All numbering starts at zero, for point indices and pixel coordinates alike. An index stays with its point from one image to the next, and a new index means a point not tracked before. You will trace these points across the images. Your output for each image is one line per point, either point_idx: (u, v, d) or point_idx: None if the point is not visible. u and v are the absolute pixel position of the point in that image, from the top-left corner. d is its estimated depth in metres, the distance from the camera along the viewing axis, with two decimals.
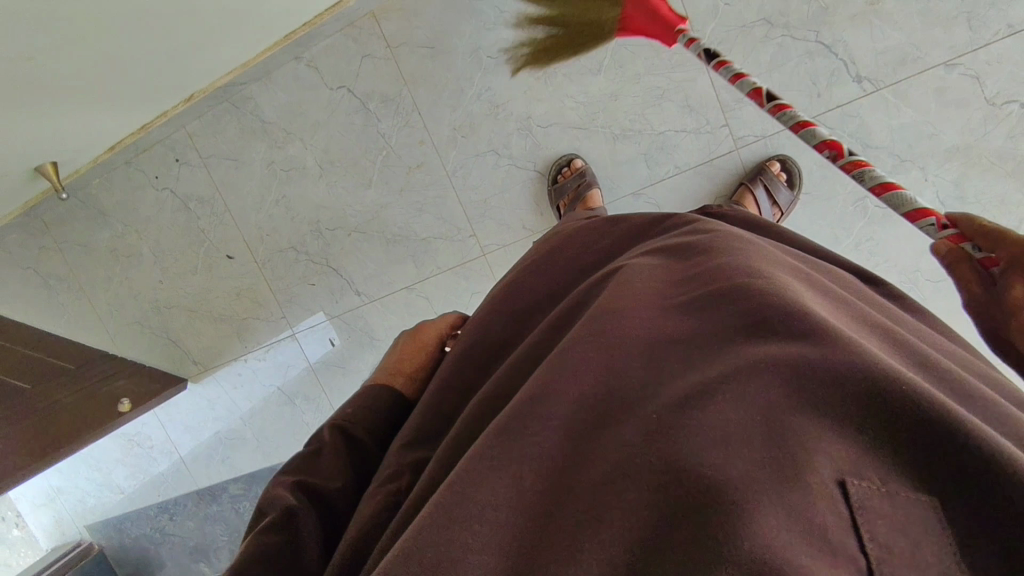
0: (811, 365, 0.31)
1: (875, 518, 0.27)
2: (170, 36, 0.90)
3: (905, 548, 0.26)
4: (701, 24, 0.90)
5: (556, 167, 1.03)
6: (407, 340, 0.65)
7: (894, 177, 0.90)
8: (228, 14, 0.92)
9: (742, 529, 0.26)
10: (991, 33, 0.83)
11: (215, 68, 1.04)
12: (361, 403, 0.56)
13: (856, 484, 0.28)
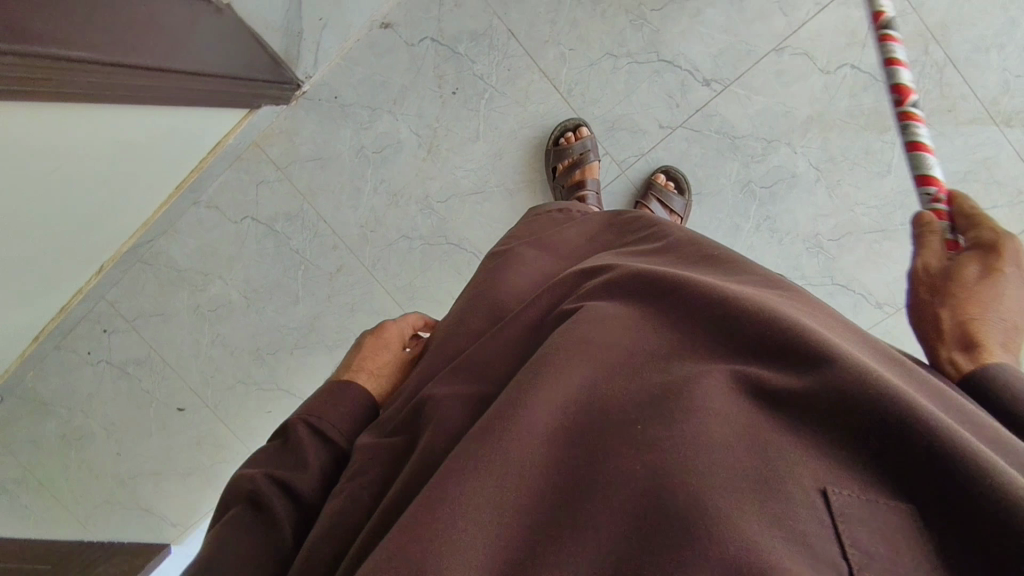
0: (805, 383, 0.34)
1: (855, 523, 0.30)
2: (75, 234, 0.92)
3: (885, 551, 0.28)
4: (555, 72, 0.99)
5: (562, 128, 0.98)
6: (368, 339, 0.66)
7: (768, 157, 0.97)
8: (126, 197, 0.95)
9: (728, 544, 0.29)
10: (806, 12, 0.91)
11: (119, 238, 1.05)
12: (326, 394, 0.57)
13: (839, 492, 0.31)
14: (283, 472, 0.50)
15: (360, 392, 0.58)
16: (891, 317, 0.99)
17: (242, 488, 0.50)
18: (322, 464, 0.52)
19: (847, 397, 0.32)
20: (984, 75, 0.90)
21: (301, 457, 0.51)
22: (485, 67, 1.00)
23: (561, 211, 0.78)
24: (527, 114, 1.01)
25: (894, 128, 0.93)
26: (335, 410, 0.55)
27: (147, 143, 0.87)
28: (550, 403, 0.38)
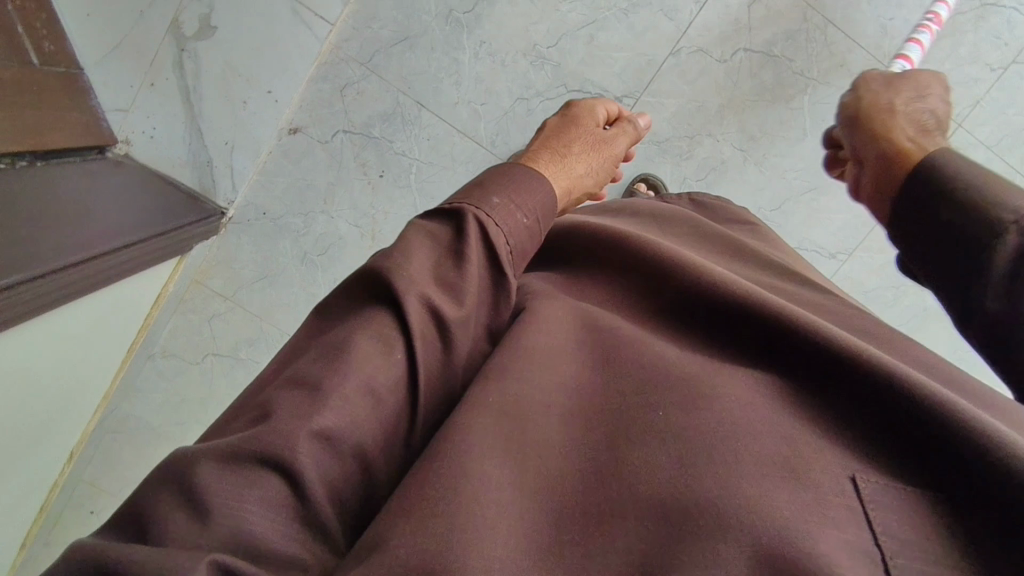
0: (853, 373, 0.38)
1: (884, 510, 0.33)
2: (44, 442, 0.85)
3: (911, 538, 0.32)
4: (473, 128, 0.99)
5: None
6: (557, 121, 0.70)
7: (695, 153, 1.01)
8: (82, 384, 0.89)
9: (750, 520, 0.32)
10: (688, 11, 0.95)
11: (85, 421, 0.98)
12: (519, 169, 0.55)
13: (867, 479, 0.34)
14: (439, 301, 0.43)
15: (545, 189, 0.54)
16: (845, 262, 1.05)
17: (382, 280, 0.43)
18: (479, 295, 0.46)
19: (865, 397, 0.37)
20: (862, 25, 0.95)
21: (466, 280, 0.45)
22: (403, 143, 0.99)
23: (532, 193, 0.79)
24: (457, 176, 1.00)
25: (798, 95, 0.98)
26: (511, 218, 0.49)
27: (91, 327, 0.82)
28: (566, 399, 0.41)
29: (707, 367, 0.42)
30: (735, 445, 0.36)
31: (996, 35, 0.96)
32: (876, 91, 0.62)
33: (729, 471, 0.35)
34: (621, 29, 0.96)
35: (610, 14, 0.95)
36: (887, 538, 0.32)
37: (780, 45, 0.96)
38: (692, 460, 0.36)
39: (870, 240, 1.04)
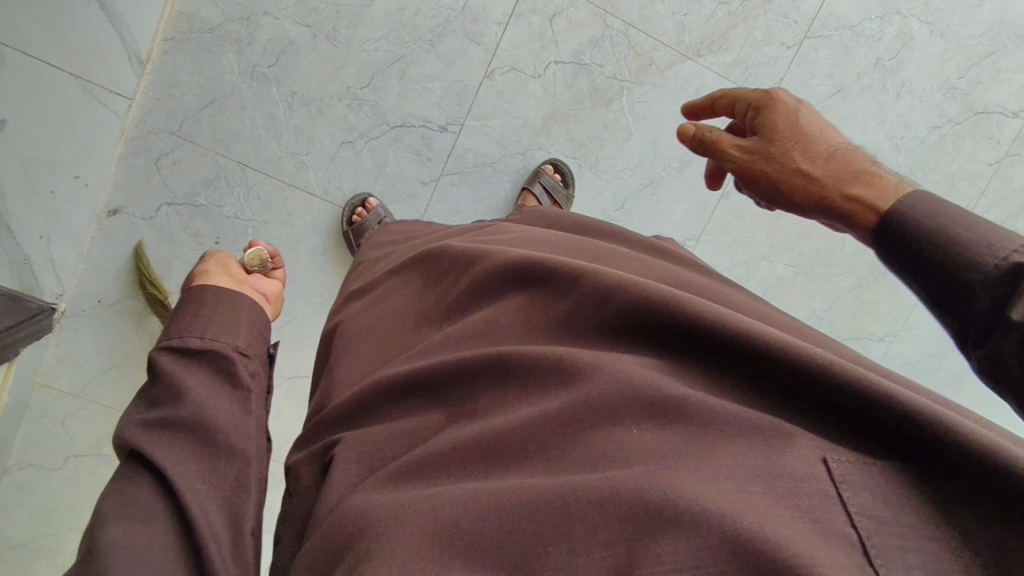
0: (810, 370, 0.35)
1: (856, 487, 0.31)
2: None
3: (886, 516, 0.30)
4: (303, 180, 0.98)
5: (349, 207, 0.98)
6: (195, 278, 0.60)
7: (529, 167, 1.02)
8: None
9: (725, 507, 0.30)
10: (492, 34, 0.96)
11: None
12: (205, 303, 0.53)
13: (836, 458, 0.33)
14: (160, 413, 0.44)
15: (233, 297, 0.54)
16: (695, 247, 1.09)
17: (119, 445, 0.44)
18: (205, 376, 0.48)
19: (836, 394, 0.34)
20: (660, 23, 0.99)
21: (175, 383, 0.46)
22: (234, 206, 0.97)
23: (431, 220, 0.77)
24: (297, 228, 0.99)
25: (615, 98, 1.01)
26: (202, 326, 0.50)
27: None
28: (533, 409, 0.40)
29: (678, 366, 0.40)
30: (716, 442, 0.35)
31: (785, 15, 1.01)
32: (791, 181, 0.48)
33: (701, 466, 0.33)
34: (431, 60, 0.96)
35: (417, 46, 0.95)
36: (861, 516, 0.30)
37: (588, 53, 0.99)
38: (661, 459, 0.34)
39: (712, 223, 1.09)
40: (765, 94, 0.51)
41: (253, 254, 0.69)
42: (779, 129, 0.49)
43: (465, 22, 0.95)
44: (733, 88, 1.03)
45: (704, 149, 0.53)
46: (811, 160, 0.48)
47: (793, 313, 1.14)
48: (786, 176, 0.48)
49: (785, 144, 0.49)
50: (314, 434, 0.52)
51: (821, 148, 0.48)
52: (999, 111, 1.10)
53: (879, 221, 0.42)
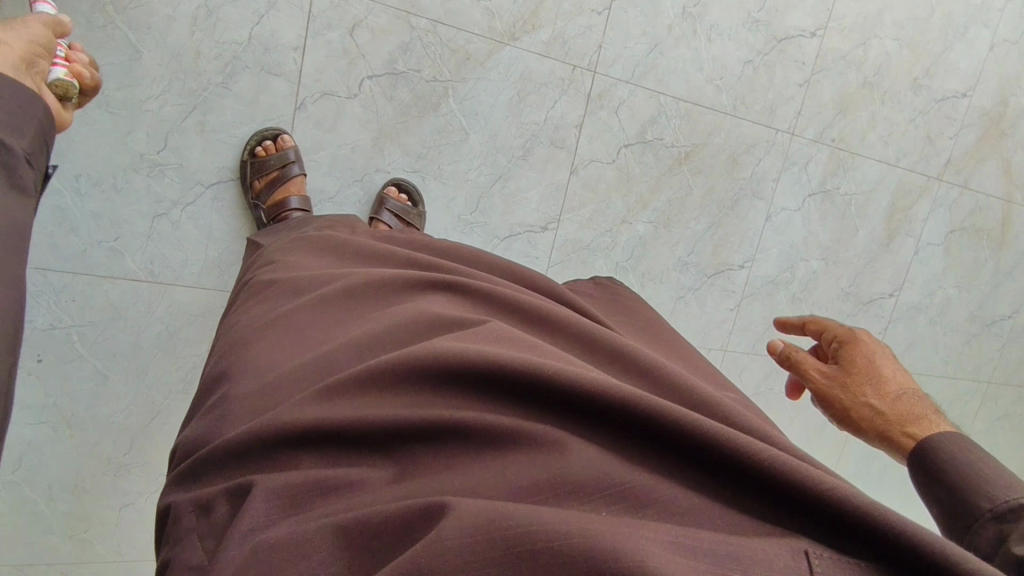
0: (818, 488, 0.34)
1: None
2: None
3: None
4: (121, 267, 0.86)
5: (259, 137, 0.88)
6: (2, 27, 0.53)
7: (372, 192, 0.97)
8: None
9: None
10: (291, 62, 0.87)
11: None
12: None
13: (818, 553, 0.33)
14: None
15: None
16: (558, 229, 1.10)
17: None
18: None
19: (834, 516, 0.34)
20: (467, 14, 0.94)
21: None
22: (46, 317, 0.84)
23: (336, 241, 0.70)
24: (130, 320, 0.88)
25: (442, 101, 0.96)
26: None
27: None
28: (495, 480, 0.37)
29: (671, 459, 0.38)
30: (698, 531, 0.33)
31: None
32: (853, 406, 0.62)
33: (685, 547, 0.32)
34: (229, 105, 0.86)
35: (209, 93, 0.85)
36: None
37: (401, 60, 0.92)
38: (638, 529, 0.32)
39: (569, 201, 1.09)
40: (850, 329, 0.67)
41: (59, 82, 0.59)
42: (857, 363, 0.64)
43: (256, 54, 0.85)
44: (556, 65, 1.01)
45: (789, 365, 0.67)
46: (882, 399, 0.61)
47: (661, 264, 1.19)
48: (857, 408, 0.61)
49: (858, 377, 0.63)
50: (204, 470, 0.45)
51: (889, 388, 0.62)
52: (800, 34, 1.16)
53: (920, 457, 0.56)
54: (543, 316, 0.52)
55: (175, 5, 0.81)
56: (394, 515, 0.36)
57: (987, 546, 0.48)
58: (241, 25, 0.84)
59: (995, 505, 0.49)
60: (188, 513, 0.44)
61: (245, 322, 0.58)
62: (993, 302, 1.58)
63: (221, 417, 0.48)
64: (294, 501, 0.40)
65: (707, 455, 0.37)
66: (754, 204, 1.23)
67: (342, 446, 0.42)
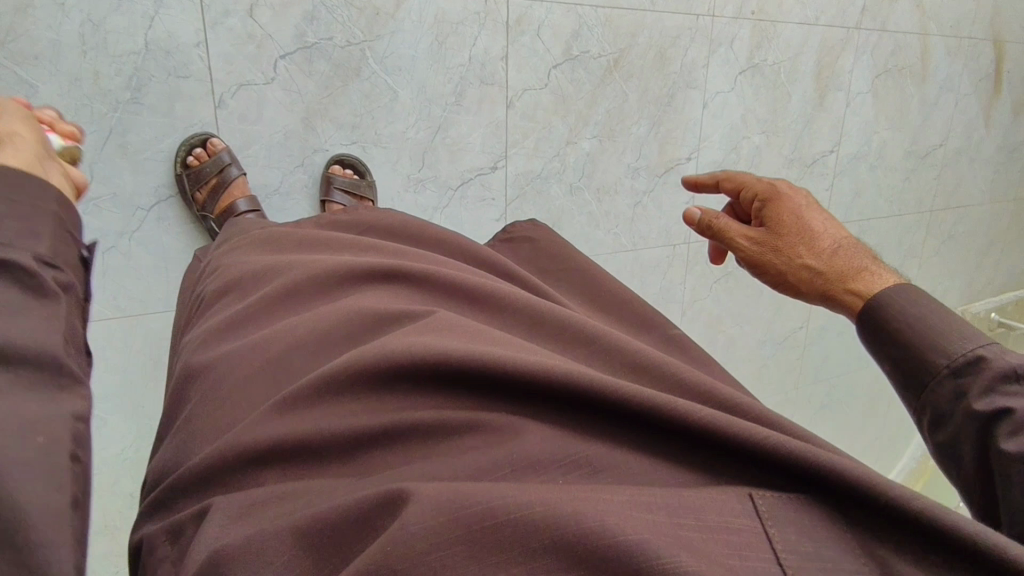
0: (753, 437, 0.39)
1: (777, 519, 0.37)
2: None
3: (806, 544, 0.36)
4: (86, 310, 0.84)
5: (186, 146, 0.85)
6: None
7: (316, 175, 0.95)
8: None
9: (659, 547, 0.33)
10: (197, 60, 0.83)
11: None
12: None
13: (759, 495, 0.39)
14: None
15: None
16: (507, 166, 1.10)
17: None
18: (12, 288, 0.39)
19: (765, 459, 0.40)
20: None
21: None
22: None
23: (272, 234, 0.68)
24: (112, 358, 0.87)
25: (362, 64, 0.93)
26: None
27: None
28: (460, 468, 0.40)
29: (618, 427, 0.43)
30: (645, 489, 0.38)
31: None
32: (788, 267, 0.69)
33: (636, 504, 0.36)
34: (145, 120, 0.82)
35: (120, 112, 0.80)
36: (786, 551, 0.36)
37: (310, 31, 0.88)
38: (593, 496, 0.36)
39: (512, 136, 1.08)
40: (770, 188, 0.73)
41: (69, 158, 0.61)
42: (784, 222, 0.70)
43: (158, 60, 0.80)
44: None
45: (717, 234, 0.75)
46: (817, 256, 0.68)
47: (614, 175, 1.21)
48: (792, 268, 0.69)
49: (788, 236, 0.70)
50: (175, 496, 0.46)
51: (821, 243, 0.69)
52: None
53: (861, 307, 0.64)
54: (492, 302, 0.55)
55: (57, 26, 0.75)
56: (357, 504, 0.37)
57: (945, 401, 0.56)
58: (134, 32, 0.78)
59: (953, 360, 0.56)
60: (163, 543, 0.44)
61: (191, 336, 0.57)
62: (925, 134, 1.65)
63: (185, 439, 0.48)
64: (254, 507, 0.41)
65: (653, 421, 0.42)
66: (689, 95, 1.24)
67: (306, 453, 0.43)
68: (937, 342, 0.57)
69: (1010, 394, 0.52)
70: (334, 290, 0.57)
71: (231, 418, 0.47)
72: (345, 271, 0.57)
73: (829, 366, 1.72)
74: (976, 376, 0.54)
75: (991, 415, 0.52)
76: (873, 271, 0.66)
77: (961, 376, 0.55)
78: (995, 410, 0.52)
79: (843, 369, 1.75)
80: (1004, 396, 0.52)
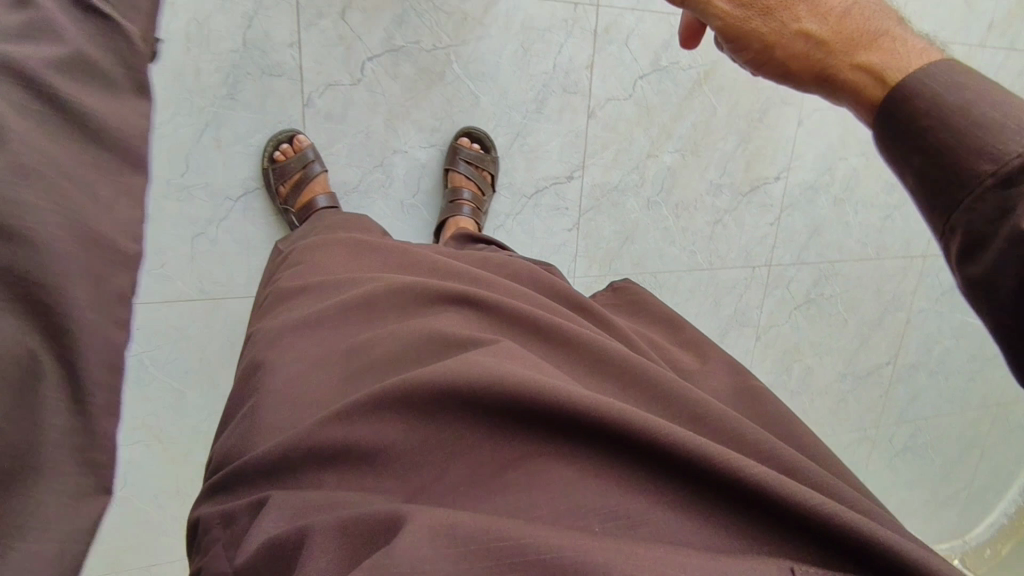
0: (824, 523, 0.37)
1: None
2: None
3: None
4: (174, 290, 0.90)
5: (274, 142, 0.88)
6: None
7: (396, 176, 0.96)
8: None
9: None
10: (290, 60, 0.86)
11: None
12: None
13: None
14: None
15: None
16: (584, 176, 1.08)
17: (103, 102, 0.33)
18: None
19: None
20: None
21: None
22: None
23: (360, 241, 0.69)
24: (195, 338, 0.93)
25: (446, 68, 0.93)
26: None
27: None
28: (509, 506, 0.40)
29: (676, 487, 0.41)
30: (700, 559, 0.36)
31: None
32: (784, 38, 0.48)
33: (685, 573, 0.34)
34: (239, 115, 0.86)
35: (217, 107, 0.85)
36: None
37: (397, 35, 0.89)
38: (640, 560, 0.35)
39: (591, 145, 1.06)
40: None
41: None
42: None
43: (253, 59, 0.84)
44: (556, 7, 0.96)
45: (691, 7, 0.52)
46: (821, 19, 0.46)
47: (695, 191, 1.16)
48: (787, 38, 0.48)
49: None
50: (233, 484, 0.47)
51: (832, 4, 0.47)
52: None
53: (879, 93, 0.43)
54: (564, 336, 0.53)
55: (166, 25, 0.80)
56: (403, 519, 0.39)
57: (984, 222, 0.36)
58: (233, 32, 0.82)
59: (1011, 156, 0.35)
60: (216, 527, 0.46)
61: (265, 328, 0.58)
62: None
63: (247, 430, 0.49)
64: (305, 510, 0.42)
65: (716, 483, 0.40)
66: (784, 110, 1.17)
67: (362, 466, 0.44)
68: (981, 138, 0.37)
69: None
70: (406, 306, 0.57)
71: (293, 417, 0.48)
72: (421, 290, 0.57)
73: (917, 407, 1.59)
74: None
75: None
76: (903, 37, 0.44)
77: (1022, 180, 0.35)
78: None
79: (931, 411, 1.62)
80: None
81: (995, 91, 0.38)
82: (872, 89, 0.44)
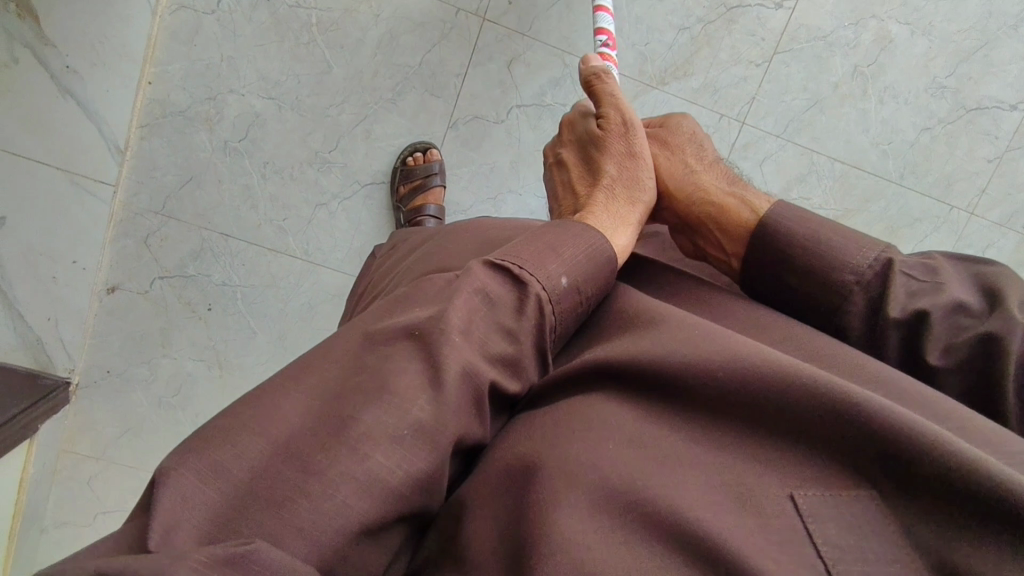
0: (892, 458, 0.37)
1: (822, 522, 0.37)
2: None
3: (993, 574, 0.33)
4: (284, 243, 1.01)
5: (409, 149, 0.98)
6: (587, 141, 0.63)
7: (504, 213, 1.02)
8: None
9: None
10: (452, 86, 0.97)
11: None
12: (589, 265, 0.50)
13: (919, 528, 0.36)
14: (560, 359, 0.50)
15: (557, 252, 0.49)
16: None
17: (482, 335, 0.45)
18: (277, 536, 0.35)
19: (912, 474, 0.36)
20: (621, 56, 0.98)
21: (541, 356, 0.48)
22: (221, 273, 1.01)
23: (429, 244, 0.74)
24: (284, 289, 1.03)
25: None
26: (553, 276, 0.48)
27: None
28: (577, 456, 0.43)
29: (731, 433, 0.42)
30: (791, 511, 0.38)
31: (750, 33, 0.99)
32: (669, 164, 0.62)
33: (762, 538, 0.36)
34: (393, 118, 0.98)
35: (379, 106, 0.97)
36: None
37: (550, 93, 0.98)
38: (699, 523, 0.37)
39: None
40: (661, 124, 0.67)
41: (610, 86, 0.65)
42: (674, 138, 0.64)
43: (421, 76, 0.96)
44: (703, 112, 1.01)
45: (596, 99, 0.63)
46: (701, 163, 0.62)
47: None
48: (672, 169, 0.62)
49: (672, 145, 0.63)
50: None
51: (706, 158, 0.63)
52: (996, 105, 1.03)
53: (754, 218, 0.53)
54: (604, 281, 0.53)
55: (366, 30, 0.94)
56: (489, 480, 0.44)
57: (861, 321, 0.48)
58: (415, 51, 0.95)
59: (863, 273, 0.48)
60: None
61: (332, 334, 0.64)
62: None
63: None
64: None
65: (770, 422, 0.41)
66: None
67: None
68: (835, 258, 0.48)
69: (916, 289, 0.47)
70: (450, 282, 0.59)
71: None
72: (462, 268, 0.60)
73: None
74: (890, 278, 0.47)
75: (912, 320, 0.46)
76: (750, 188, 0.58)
77: (875, 291, 0.48)
78: (914, 313, 0.46)
79: None
80: (907, 288, 0.47)
81: (828, 231, 0.50)
82: (750, 219, 0.53)
